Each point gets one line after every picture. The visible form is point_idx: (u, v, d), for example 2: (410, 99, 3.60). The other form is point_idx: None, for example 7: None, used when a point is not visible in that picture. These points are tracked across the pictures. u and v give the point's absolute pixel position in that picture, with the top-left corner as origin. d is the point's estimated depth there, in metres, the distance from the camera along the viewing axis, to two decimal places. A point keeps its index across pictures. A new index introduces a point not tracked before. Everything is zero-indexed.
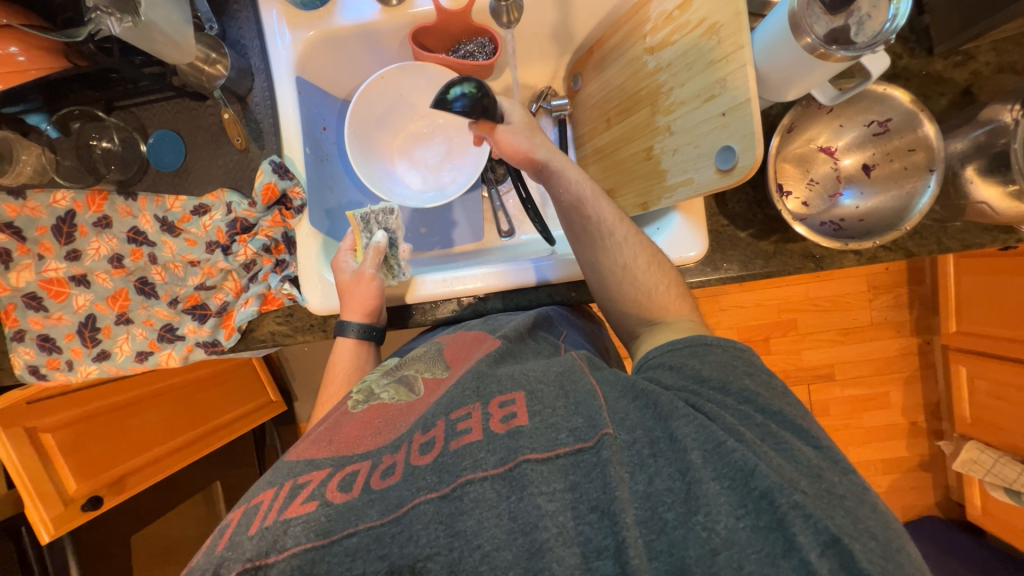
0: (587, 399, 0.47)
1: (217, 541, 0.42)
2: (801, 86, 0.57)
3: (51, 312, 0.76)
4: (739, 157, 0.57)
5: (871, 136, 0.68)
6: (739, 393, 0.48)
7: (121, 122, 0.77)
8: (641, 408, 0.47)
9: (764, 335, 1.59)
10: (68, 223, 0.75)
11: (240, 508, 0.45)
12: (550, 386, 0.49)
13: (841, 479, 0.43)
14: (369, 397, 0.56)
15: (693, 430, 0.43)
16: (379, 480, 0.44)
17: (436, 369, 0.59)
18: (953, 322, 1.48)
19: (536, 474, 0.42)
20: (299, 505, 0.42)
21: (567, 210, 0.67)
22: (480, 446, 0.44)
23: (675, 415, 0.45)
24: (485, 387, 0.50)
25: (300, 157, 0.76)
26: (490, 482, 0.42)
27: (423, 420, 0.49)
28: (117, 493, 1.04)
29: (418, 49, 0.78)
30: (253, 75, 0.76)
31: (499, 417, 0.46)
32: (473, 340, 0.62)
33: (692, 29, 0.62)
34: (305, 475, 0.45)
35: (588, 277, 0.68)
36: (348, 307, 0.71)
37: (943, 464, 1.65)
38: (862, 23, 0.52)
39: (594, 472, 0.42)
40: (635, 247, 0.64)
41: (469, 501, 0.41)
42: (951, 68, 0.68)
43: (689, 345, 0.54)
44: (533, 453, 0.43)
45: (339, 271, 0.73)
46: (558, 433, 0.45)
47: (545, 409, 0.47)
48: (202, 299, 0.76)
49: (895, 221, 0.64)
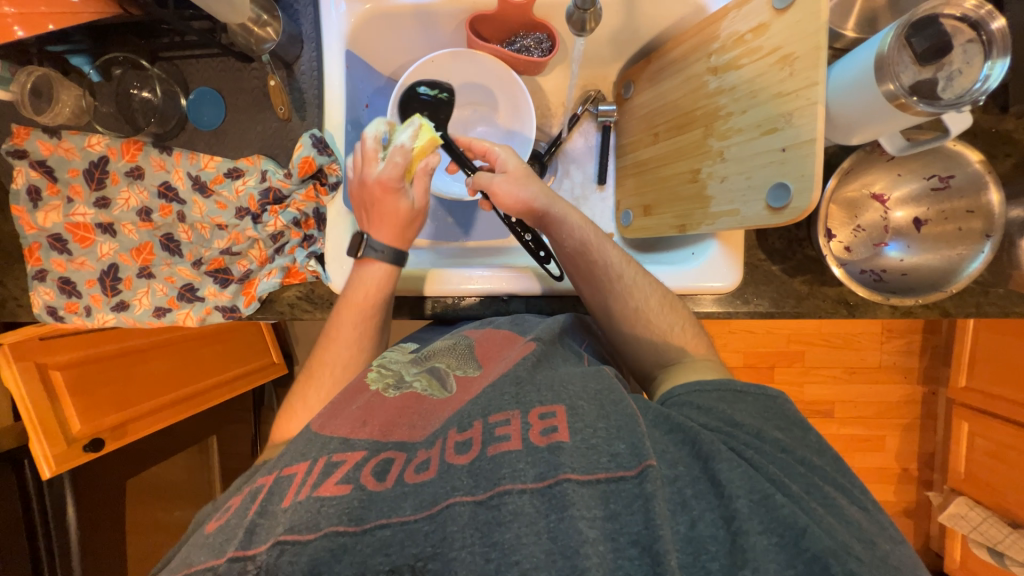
0: (629, 424, 0.45)
1: (251, 507, 0.43)
2: (869, 132, 0.55)
3: (74, 256, 0.76)
4: (793, 198, 0.55)
5: (929, 190, 0.65)
6: (776, 442, 0.47)
7: (164, 74, 0.75)
8: (679, 443, 0.46)
9: (770, 363, 1.58)
10: (100, 169, 0.74)
11: (273, 474, 0.46)
12: (590, 404, 0.47)
13: (864, 523, 0.42)
14: (399, 385, 0.55)
15: (739, 476, 0.42)
16: (413, 474, 0.43)
17: (468, 367, 0.58)
18: (963, 377, 1.46)
19: (576, 496, 0.40)
20: (333, 485, 0.42)
21: (571, 255, 0.66)
22: (519, 456, 0.43)
23: (719, 457, 0.43)
24: (525, 394, 0.49)
25: (340, 134, 0.75)
26: (529, 496, 0.40)
27: (459, 417, 0.48)
28: (117, 438, 1.05)
29: (474, 37, 0.76)
30: (304, 42, 0.74)
31: (538, 429, 0.45)
32: (503, 339, 0.62)
33: (764, 55, 0.59)
34: (340, 454, 0.45)
35: (598, 316, 0.67)
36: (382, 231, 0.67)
37: (928, 513, 1.65)
38: (951, 79, 0.50)
39: (636, 503, 0.40)
40: (646, 290, 0.64)
41: (507, 512, 0.40)
42: (1022, 129, 0.65)
43: (718, 389, 0.53)
44: (574, 474, 0.41)
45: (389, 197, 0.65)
46: (600, 456, 0.43)
47: (586, 428, 0.45)
48: (225, 264, 0.76)
49: (940, 280, 0.62)
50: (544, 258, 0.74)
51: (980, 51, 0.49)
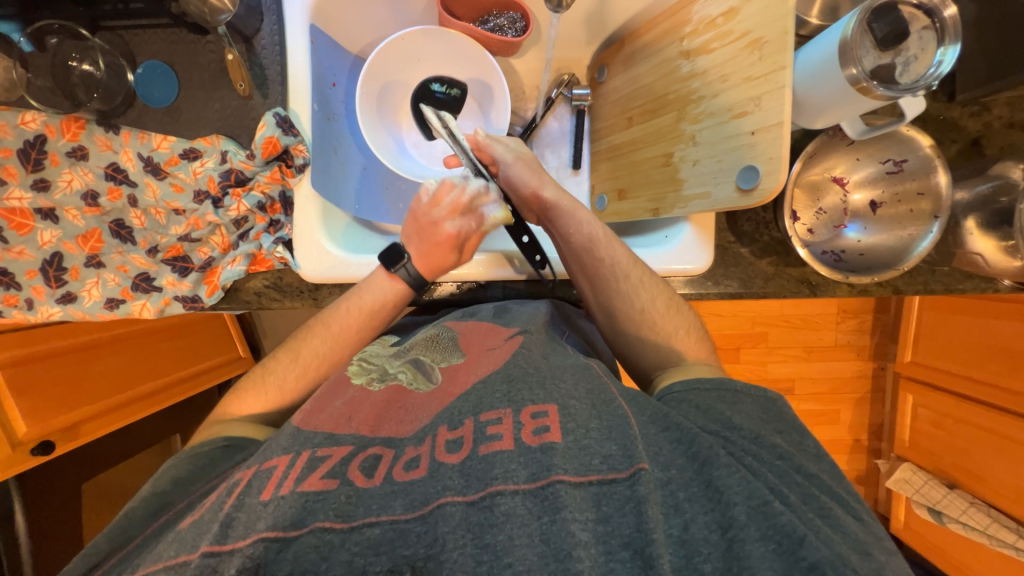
0: (622, 427, 0.44)
1: (228, 499, 0.41)
2: (832, 116, 0.57)
3: (10, 245, 0.69)
4: (761, 180, 0.57)
5: (884, 174, 0.69)
6: (773, 448, 0.46)
7: (106, 45, 0.69)
8: (674, 443, 0.45)
9: (736, 344, 1.65)
10: (36, 149, 0.68)
11: (252, 468, 0.44)
12: (582, 404, 0.46)
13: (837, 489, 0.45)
14: (384, 377, 0.55)
15: (737, 482, 0.41)
16: (402, 472, 0.42)
17: (452, 357, 0.56)
18: (908, 352, 1.57)
19: (569, 497, 0.39)
20: (317, 479, 0.41)
21: (577, 249, 0.66)
22: (511, 456, 0.41)
23: (717, 462, 0.42)
24: (516, 393, 0.47)
25: (306, 113, 0.71)
26: (522, 497, 0.39)
27: (450, 414, 0.47)
28: (71, 439, 1.00)
29: (446, 15, 0.75)
30: (263, 14, 0.70)
31: (530, 428, 0.43)
32: (488, 329, 0.61)
33: (734, 39, 0.60)
34: (325, 449, 0.44)
35: (601, 316, 0.67)
36: (422, 259, 0.66)
37: (877, 479, 1.78)
38: (907, 65, 0.52)
39: (628, 506, 0.39)
40: (652, 293, 0.64)
41: (500, 513, 0.38)
42: (966, 117, 0.70)
43: (717, 389, 0.52)
44: (566, 475, 0.40)
45: (445, 243, 0.66)
46: (591, 458, 0.42)
47: (578, 428, 0.43)
48: (184, 251, 0.72)
49: (893, 259, 0.66)
50: (539, 263, 0.71)
51: (933, 38, 0.52)
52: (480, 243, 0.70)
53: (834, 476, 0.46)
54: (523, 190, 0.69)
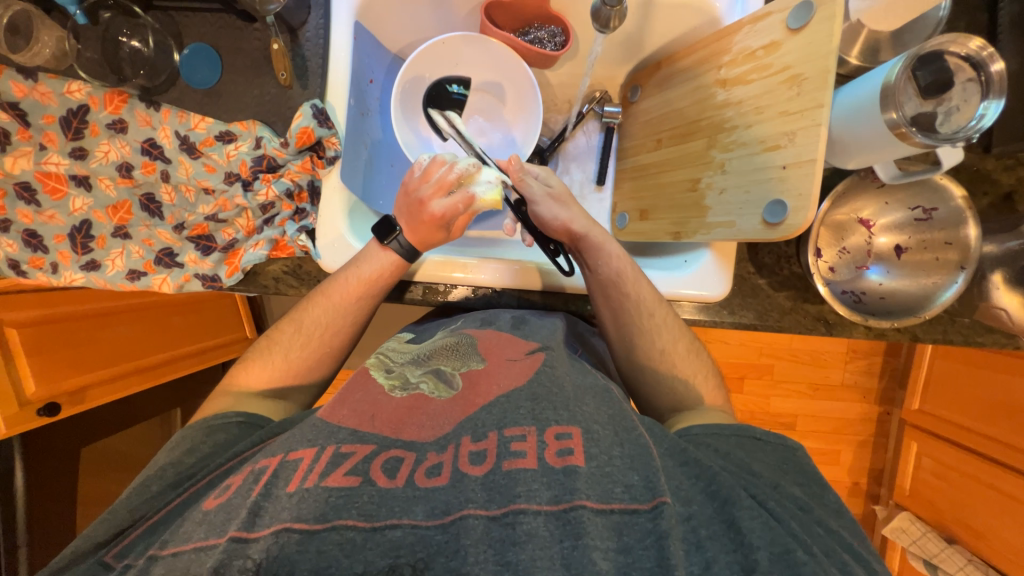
0: (644, 456, 0.42)
1: (256, 486, 0.40)
2: (865, 158, 0.57)
3: (43, 208, 0.71)
4: (789, 215, 0.57)
5: (912, 220, 0.68)
6: (793, 499, 0.45)
7: (156, 24, 0.71)
8: (693, 479, 0.43)
9: (741, 374, 1.63)
10: (78, 118, 0.70)
11: (277, 456, 0.43)
12: (606, 429, 0.44)
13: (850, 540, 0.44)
14: (405, 386, 0.51)
15: (760, 527, 0.39)
16: (424, 478, 0.40)
17: (471, 361, 0.55)
18: (916, 400, 1.55)
19: (592, 524, 0.37)
20: (341, 476, 0.39)
21: (604, 284, 0.66)
22: (534, 475, 0.39)
23: (739, 503, 0.40)
24: (541, 413, 0.44)
25: (342, 107, 0.72)
26: (544, 518, 0.37)
27: (473, 425, 0.44)
28: (76, 404, 1.01)
29: (488, 23, 0.76)
30: (310, 7, 0.72)
31: (554, 449, 0.41)
32: (508, 338, 0.60)
33: (773, 73, 0.60)
34: (349, 445, 0.42)
35: (619, 352, 0.66)
36: (413, 233, 0.65)
37: (873, 526, 1.75)
38: (949, 115, 0.52)
39: (648, 539, 0.37)
40: (674, 334, 0.64)
41: (522, 532, 0.36)
42: (1000, 170, 0.69)
43: (735, 435, 0.52)
44: (589, 501, 0.38)
45: (427, 210, 0.64)
46: (614, 486, 0.39)
47: (602, 455, 0.41)
48: (209, 231, 0.73)
49: (916, 306, 0.65)
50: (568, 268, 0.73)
51: (978, 91, 0.51)
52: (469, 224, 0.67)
53: (842, 522, 0.46)
54: (556, 227, 0.70)
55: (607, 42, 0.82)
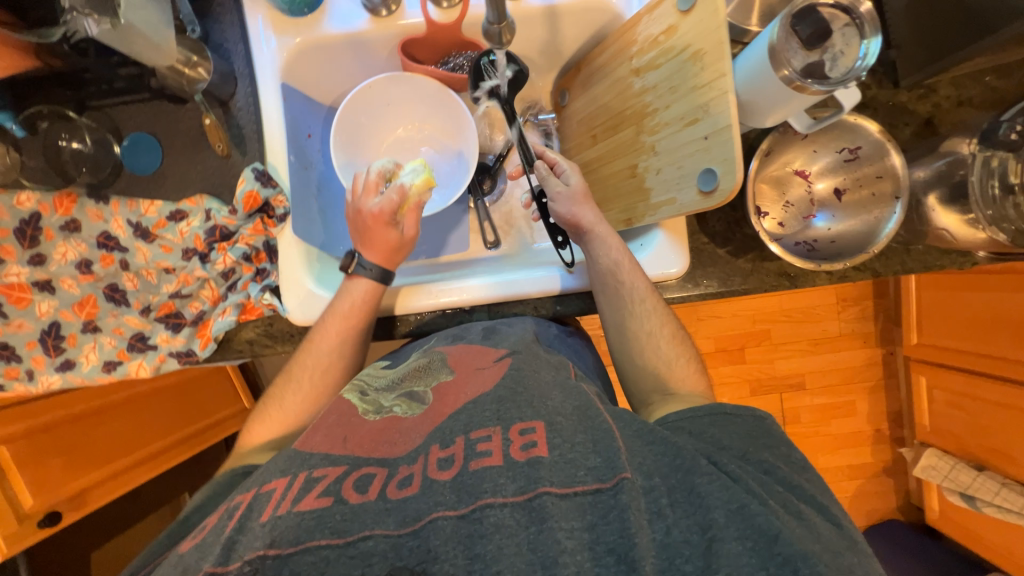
0: (607, 438, 0.45)
1: (230, 522, 0.41)
2: (779, 114, 0.59)
3: (10, 319, 0.72)
4: (720, 180, 0.59)
5: (842, 162, 0.71)
6: (760, 463, 0.47)
7: (93, 122, 0.74)
8: (658, 454, 0.45)
9: (739, 345, 1.64)
10: (32, 226, 0.71)
11: (252, 491, 0.44)
12: (570, 419, 0.47)
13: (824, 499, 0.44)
14: (379, 409, 0.53)
15: (717, 488, 0.42)
16: (396, 490, 0.42)
17: (441, 375, 0.58)
18: (914, 335, 1.55)
19: (555, 508, 0.40)
20: (314, 499, 0.41)
21: (602, 272, 0.68)
22: (500, 471, 0.42)
23: (699, 471, 0.43)
24: (506, 411, 0.48)
25: (283, 164, 0.75)
26: (510, 509, 0.40)
27: (441, 434, 0.47)
28: (77, 508, 1.00)
29: (408, 61, 0.79)
30: (237, 79, 0.75)
31: (518, 444, 0.44)
32: (478, 350, 0.61)
33: (677, 53, 0.64)
34: (322, 469, 0.44)
35: (610, 335, 0.68)
36: (375, 251, 0.68)
37: (905, 469, 1.73)
38: (835, 60, 0.55)
39: (611, 513, 0.40)
40: (660, 318, 0.66)
41: (489, 524, 0.39)
42: (915, 100, 0.73)
43: (709, 413, 0.52)
44: (552, 487, 0.41)
45: (381, 217, 0.67)
46: (576, 469, 0.43)
47: (564, 444, 0.44)
48: (176, 308, 0.74)
49: (863, 243, 0.67)
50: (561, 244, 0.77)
51: (856, 33, 0.55)
52: (417, 215, 0.71)
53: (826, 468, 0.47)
54: (565, 222, 0.71)
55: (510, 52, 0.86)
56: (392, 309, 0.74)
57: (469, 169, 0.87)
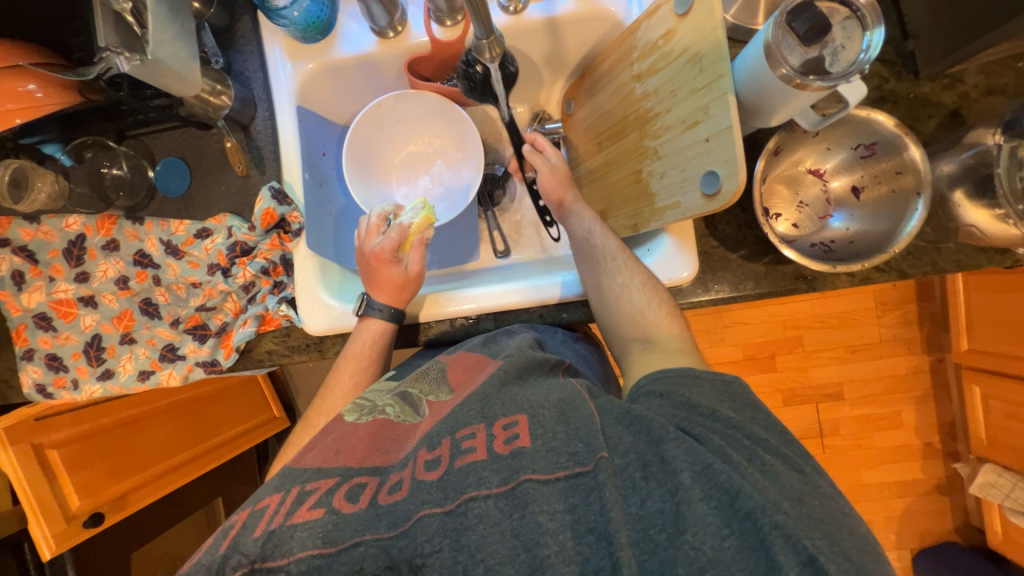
0: (587, 425, 0.45)
1: (223, 541, 0.42)
2: (784, 112, 0.58)
3: (59, 332, 0.78)
4: (723, 182, 0.57)
5: (858, 159, 0.68)
6: (727, 421, 0.46)
7: (130, 151, 0.81)
8: (635, 433, 0.44)
9: (770, 353, 1.57)
10: (78, 246, 0.78)
11: (245, 510, 0.44)
12: (550, 411, 0.47)
13: (832, 515, 0.41)
14: (372, 410, 0.55)
15: (685, 453, 0.41)
16: (386, 495, 0.43)
17: (441, 392, 0.57)
18: (965, 340, 1.44)
19: (537, 493, 0.41)
20: (306, 511, 0.42)
21: (579, 241, 0.72)
22: (484, 465, 0.43)
23: (667, 439, 0.43)
24: (490, 409, 0.48)
25: (298, 183, 0.80)
26: (494, 500, 0.41)
27: (429, 437, 0.47)
28: (118, 509, 1.06)
29: (415, 78, 0.82)
30: (256, 104, 0.80)
31: (501, 438, 0.45)
32: (476, 362, 0.61)
33: (676, 57, 0.63)
34: (313, 482, 0.45)
35: (590, 296, 0.69)
36: (382, 292, 0.70)
37: (962, 487, 1.59)
38: (836, 54, 0.54)
39: (591, 494, 0.41)
40: (633, 271, 0.66)
41: (473, 516, 0.40)
42: (939, 91, 0.69)
43: (677, 375, 0.51)
44: (534, 474, 0.42)
45: (385, 256, 0.72)
46: (558, 456, 0.43)
47: (546, 433, 0.45)
48: (202, 320, 0.78)
49: (882, 244, 0.64)
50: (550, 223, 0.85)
51: (857, 26, 0.54)
52: (422, 251, 0.74)
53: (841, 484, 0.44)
54: (547, 201, 0.77)
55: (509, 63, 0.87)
56: (422, 316, 0.75)
57: (475, 181, 0.90)
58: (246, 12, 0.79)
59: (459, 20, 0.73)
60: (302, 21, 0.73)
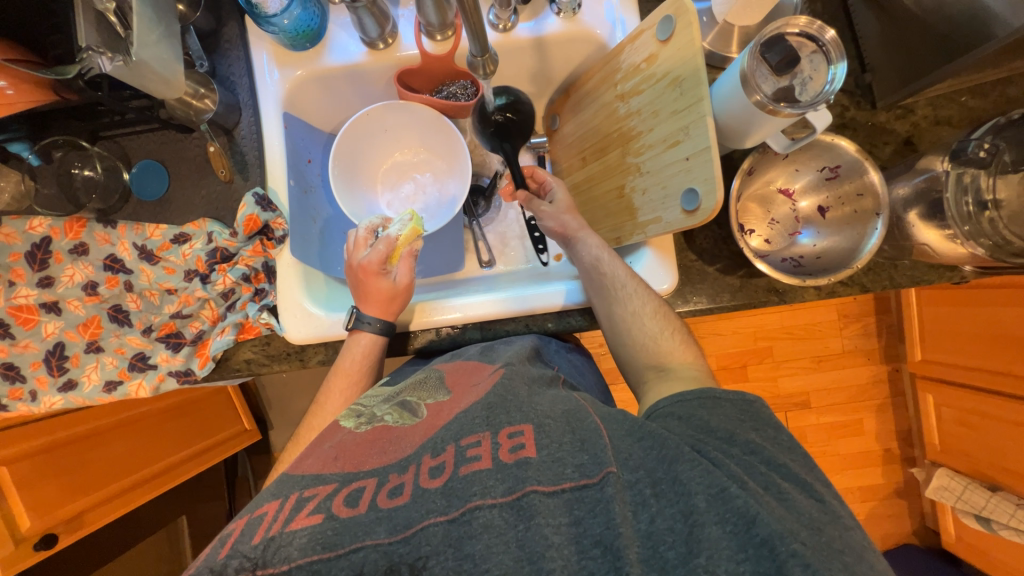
0: (594, 438, 0.46)
1: (219, 548, 0.41)
2: (757, 135, 0.62)
3: (18, 340, 0.74)
4: (702, 200, 0.60)
5: (824, 180, 0.73)
6: (745, 444, 0.48)
7: (104, 152, 0.78)
8: (646, 448, 0.46)
9: (741, 362, 1.63)
10: (42, 250, 0.74)
11: (242, 517, 0.44)
12: (558, 421, 0.49)
13: (817, 509, 0.43)
14: (372, 418, 0.55)
15: (698, 474, 0.43)
16: (386, 499, 0.43)
17: (438, 394, 0.58)
18: (918, 351, 1.53)
19: (542, 505, 0.41)
20: (305, 517, 0.42)
21: (586, 267, 0.72)
22: (489, 474, 0.43)
23: (681, 459, 0.44)
24: (495, 417, 0.49)
25: (283, 189, 0.78)
26: (498, 509, 0.41)
27: (433, 443, 0.48)
28: (74, 530, 0.99)
29: (403, 90, 0.83)
30: (241, 109, 0.79)
31: (507, 447, 0.46)
32: (474, 368, 0.63)
33: (658, 80, 0.66)
34: (311, 488, 0.44)
35: (602, 322, 0.70)
36: (376, 307, 0.70)
37: (918, 491, 1.67)
38: (804, 84, 0.58)
39: (598, 507, 0.42)
40: (643, 297, 0.67)
41: (478, 525, 0.41)
42: (893, 120, 0.75)
43: (698, 397, 0.53)
44: (540, 485, 0.42)
45: (373, 268, 0.71)
46: (564, 467, 0.44)
47: (551, 443, 0.46)
48: (177, 328, 0.76)
49: (847, 260, 0.68)
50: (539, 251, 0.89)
51: (822, 60, 0.58)
52: (412, 262, 0.74)
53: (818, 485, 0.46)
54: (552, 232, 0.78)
55: (496, 78, 0.89)
56: (416, 325, 0.75)
57: (457, 195, 0.92)
58: (233, 17, 0.78)
59: (449, 35, 0.77)
60: (292, 30, 0.73)
